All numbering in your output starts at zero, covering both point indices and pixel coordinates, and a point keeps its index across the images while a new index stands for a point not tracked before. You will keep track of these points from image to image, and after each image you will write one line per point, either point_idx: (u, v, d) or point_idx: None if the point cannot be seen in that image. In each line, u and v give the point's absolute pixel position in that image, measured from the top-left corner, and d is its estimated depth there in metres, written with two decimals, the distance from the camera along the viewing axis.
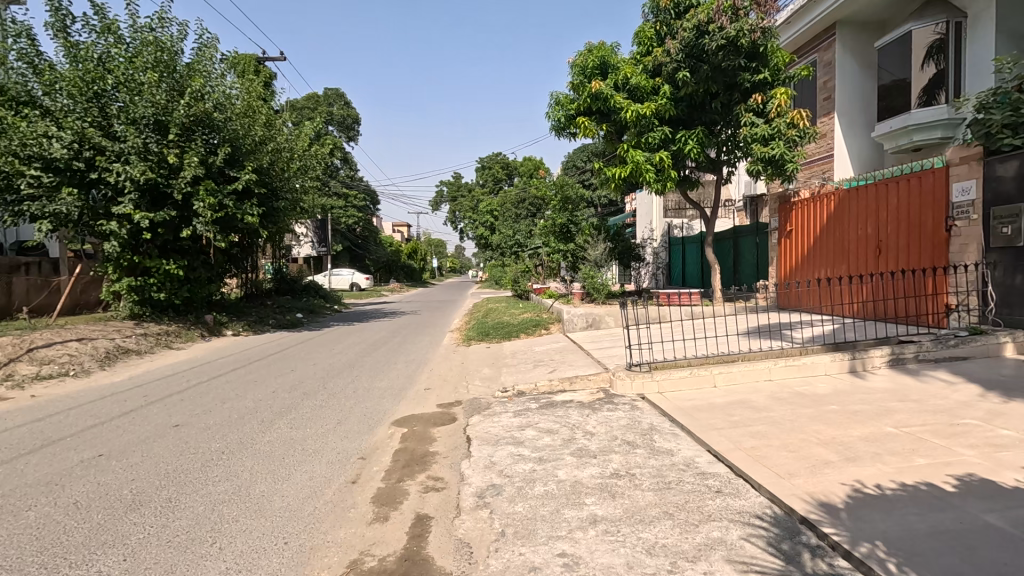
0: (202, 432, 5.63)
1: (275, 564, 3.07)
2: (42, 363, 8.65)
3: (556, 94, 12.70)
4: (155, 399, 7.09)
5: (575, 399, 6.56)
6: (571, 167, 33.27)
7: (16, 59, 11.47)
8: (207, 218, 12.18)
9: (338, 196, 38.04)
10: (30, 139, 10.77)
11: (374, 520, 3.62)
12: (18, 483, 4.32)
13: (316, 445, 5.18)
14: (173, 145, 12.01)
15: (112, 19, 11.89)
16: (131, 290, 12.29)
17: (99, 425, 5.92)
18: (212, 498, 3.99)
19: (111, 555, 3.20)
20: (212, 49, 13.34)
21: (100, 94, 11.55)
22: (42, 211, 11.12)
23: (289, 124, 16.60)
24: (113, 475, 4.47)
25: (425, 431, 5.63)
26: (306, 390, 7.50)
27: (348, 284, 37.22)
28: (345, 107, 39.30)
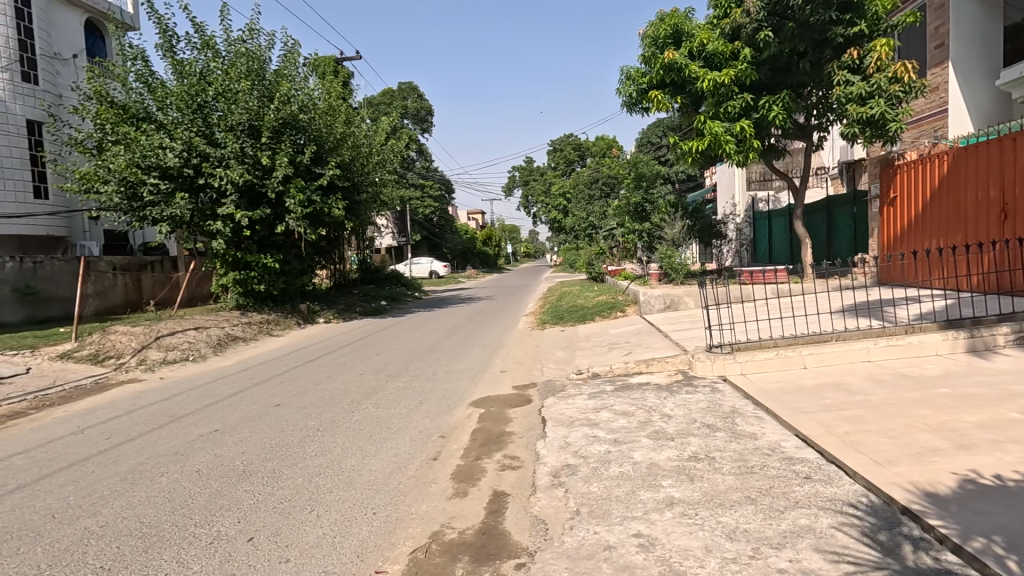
0: (300, 411, 6.15)
1: (365, 531, 3.32)
2: (167, 349, 9.79)
3: (626, 68, 12.25)
4: (259, 381, 7.80)
5: (652, 381, 6.43)
6: (646, 143, 32.01)
7: (134, 80, 12.89)
8: (298, 214, 13.09)
9: (415, 187, 39.33)
10: (149, 151, 12.07)
11: (454, 495, 3.79)
12: (153, 453, 4.97)
13: (400, 424, 5.48)
14: (266, 147, 12.97)
15: (210, 35, 12.99)
16: (236, 283, 13.52)
17: (215, 404, 6.64)
18: (310, 470, 4.36)
19: (228, 517, 3.61)
20: (296, 55, 14.20)
21: (202, 105, 12.68)
22: (161, 215, 12.50)
23: (367, 120, 17.38)
24: (227, 447, 5.01)
25: (502, 412, 5.78)
26: (389, 373, 7.93)
27: (428, 272, 38.55)
28: (418, 99, 40.31)
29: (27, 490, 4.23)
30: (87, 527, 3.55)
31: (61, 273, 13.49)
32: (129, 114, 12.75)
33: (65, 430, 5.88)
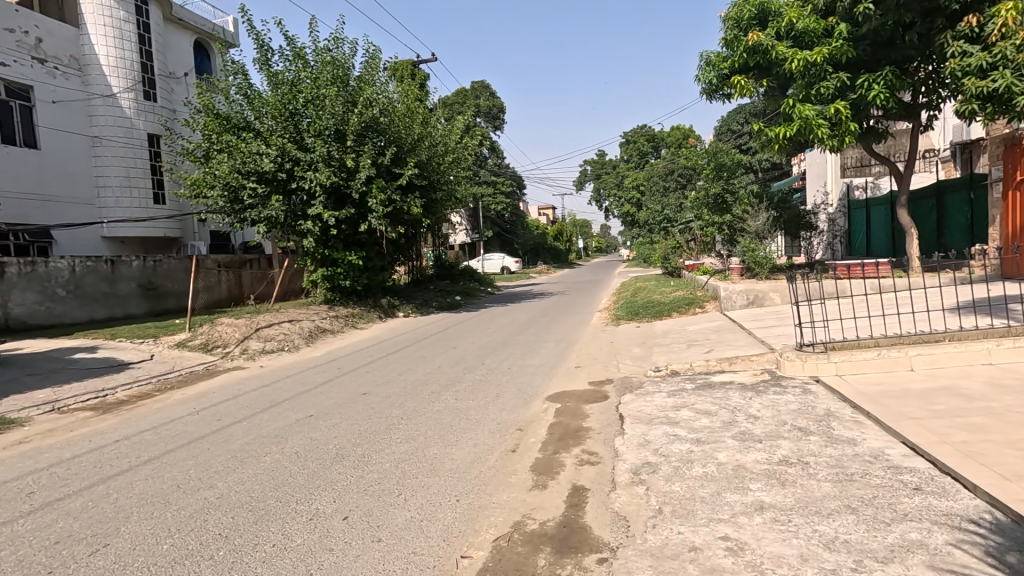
0: (384, 400, 6.47)
1: (450, 517, 3.46)
2: (266, 340, 10.65)
3: (706, 53, 11.73)
4: (346, 371, 8.30)
5: (736, 380, 6.16)
6: (725, 131, 30.43)
7: (236, 92, 14.05)
8: (380, 212, 13.72)
9: (487, 184, 39.93)
10: (248, 157, 13.14)
11: (534, 487, 3.85)
12: (258, 434, 5.44)
13: (478, 416, 5.62)
14: (350, 150, 13.70)
15: (300, 46, 13.87)
16: (324, 279, 14.45)
17: (308, 391, 7.15)
18: (395, 456, 4.59)
19: (324, 496, 3.89)
20: (377, 60, 14.86)
21: (293, 112, 13.61)
22: (259, 216, 13.57)
23: (443, 119, 17.89)
24: (321, 432, 5.39)
25: (578, 407, 5.77)
26: (466, 365, 8.15)
27: (499, 267, 39.04)
28: (491, 97, 40.90)
29: (156, 462, 4.78)
30: (206, 498, 3.96)
31: (175, 270, 15.07)
32: (232, 124, 13.93)
33: (184, 410, 6.57)
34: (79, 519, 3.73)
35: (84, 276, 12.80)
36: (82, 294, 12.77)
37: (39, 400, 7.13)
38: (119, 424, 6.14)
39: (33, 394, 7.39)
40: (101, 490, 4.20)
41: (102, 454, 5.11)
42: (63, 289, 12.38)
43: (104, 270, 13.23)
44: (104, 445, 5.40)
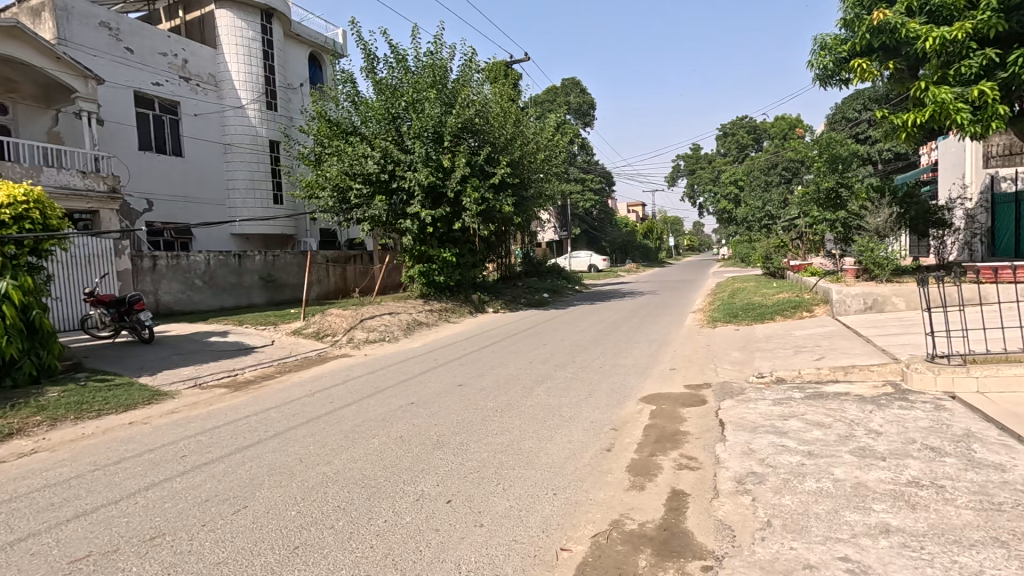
0: (479, 392, 6.70)
1: (548, 510, 3.52)
2: (369, 330, 11.41)
3: (821, 37, 10.85)
4: (442, 363, 8.67)
5: (853, 391, 5.68)
6: (839, 119, 27.78)
7: (345, 100, 15.11)
8: (474, 211, 14.10)
9: (576, 181, 39.76)
10: (356, 160, 14.10)
11: (632, 488, 3.82)
12: (365, 418, 5.85)
13: (571, 413, 5.65)
14: (447, 151, 14.23)
15: (403, 53, 14.64)
16: (420, 274, 15.18)
17: (409, 380, 7.58)
18: (493, 447, 4.75)
19: (428, 479, 4.12)
20: (474, 63, 15.31)
21: (395, 116, 14.39)
22: (364, 215, 14.53)
23: (534, 118, 18.09)
24: (422, 419, 5.70)
25: (674, 411, 5.61)
26: (557, 363, 8.20)
27: (587, 265, 38.68)
28: (581, 94, 40.65)
29: (281, 437, 5.33)
30: (324, 473, 4.35)
31: (290, 265, 16.59)
32: (341, 129, 15.00)
33: (301, 392, 7.25)
34: (222, 481, 4.27)
35: (217, 269, 14.45)
36: (215, 284, 14.41)
37: (185, 376, 8.18)
38: (249, 401, 6.90)
39: (180, 371, 8.49)
40: (238, 458, 4.76)
41: (237, 426, 5.78)
42: (201, 279, 14.05)
43: (233, 263, 14.89)
44: (237, 419, 6.08)
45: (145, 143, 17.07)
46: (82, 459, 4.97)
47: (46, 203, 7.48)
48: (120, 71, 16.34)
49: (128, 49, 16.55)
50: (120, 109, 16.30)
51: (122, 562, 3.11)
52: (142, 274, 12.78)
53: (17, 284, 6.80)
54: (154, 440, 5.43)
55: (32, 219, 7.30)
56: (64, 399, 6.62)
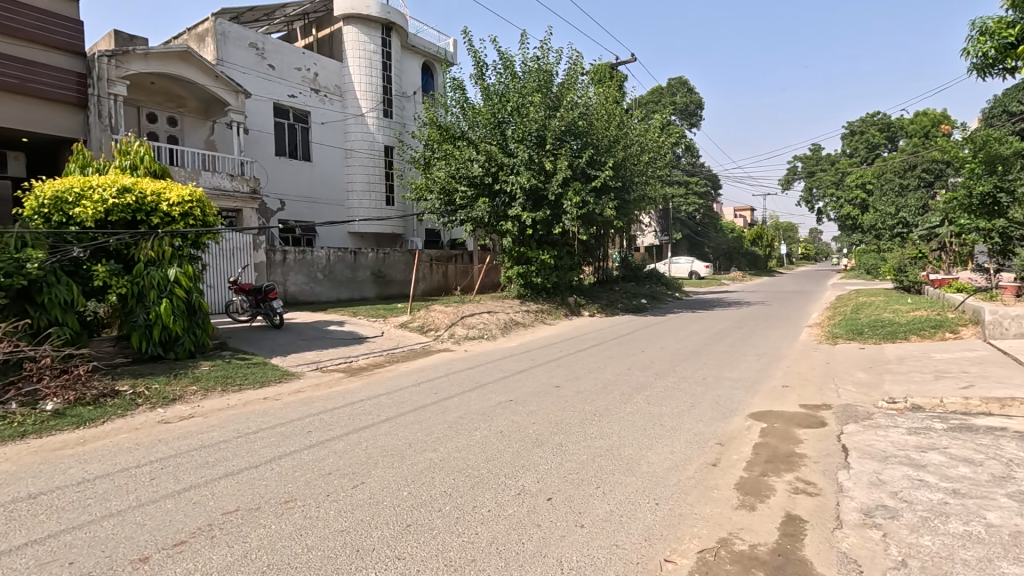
0: (577, 394, 6.72)
1: (650, 519, 3.46)
2: (470, 327, 11.85)
3: (980, 20, 9.53)
4: (539, 363, 8.80)
5: (1009, 427, 4.94)
6: (998, 113, 24.13)
7: (454, 105, 15.81)
8: (574, 215, 14.07)
9: (679, 184, 38.31)
10: (462, 164, 14.68)
11: (741, 507, 3.63)
12: (468, 410, 6.12)
13: (673, 423, 5.48)
14: (549, 153, 14.36)
15: (510, 58, 15.03)
16: (519, 275, 15.51)
17: (507, 378, 7.79)
18: (591, 450, 4.74)
19: (528, 475, 4.22)
20: (579, 66, 15.33)
21: (501, 121, 14.80)
22: (467, 216, 15.11)
23: (638, 119, 17.74)
24: (521, 416, 5.84)
25: (788, 430, 5.23)
26: (657, 371, 7.97)
27: (688, 271, 37.22)
28: (688, 93, 39.13)
29: (392, 422, 5.74)
30: (431, 459, 4.61)
31: (398, 262, 17.72)
32: (450, 134, 15.67)
33: (408, 382, 7.72)
34: (342, 457, 4.69)
35: (336, 264, 15.80)
36: (334, 278, 15.76)
37: (309, 360, 9.05)
38: (363, 387, 7.48)
39: (304, 355, 9.41)
40: (356, 438, 5.21)
41: (353, 409, 6.29)
42: (322, 273, 15.43)
43: (349, 259, 16.19)
44: (353, 402, 6.62)
45: (281, 150, 19.07)
46: (228, 426, 5.70)
47: (206, 202, 8.62)
48: (264, 86, 18.38)
49: (271, 65, 18.58)
50: (262, 119, 18.34)
51: (263, 519, 3.53)
52: (275, 266, 14.30)
53: (183, 271, 8.04)
54: (285, 415, 6.07)
55: (195, 216, 8.46)
56: (213, 372, 7.63)
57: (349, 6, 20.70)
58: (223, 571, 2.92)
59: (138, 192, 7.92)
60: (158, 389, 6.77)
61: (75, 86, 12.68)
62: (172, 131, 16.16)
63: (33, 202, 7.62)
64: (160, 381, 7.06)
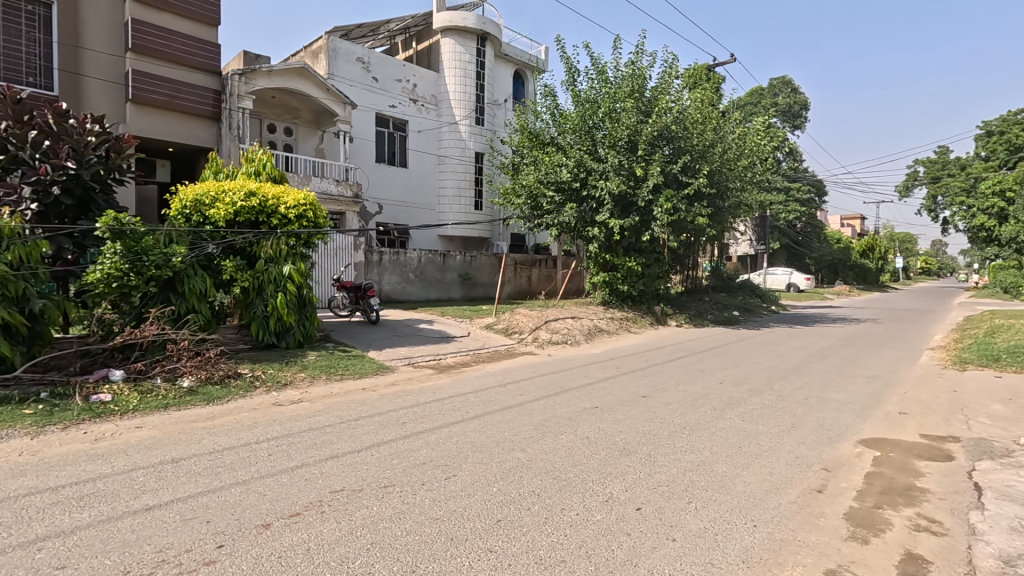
0: (665, 406, 6.53)
1: (748, 541, 3.30)
2: (554, 332, 11.90)
3: None
4: (624, 371, 8.65)
5: None
6: None
7: (545, 112, 15.97)
8: (664, 221, 13.70)
9: (779, 191, 36.06)
10: (551, 169, 14.78)
11: (851, 538, 3.37)
12: (553, 414, 6.16)
13: (772, 443, 5.17)
14: (640, 159, 14.10)
15: (603, 64, 14.95)
16: (604, 281, 15.39)
17: (592, 384, 7.73)
18: (681, 464, 4.59)
19: (616, 483, 4.17)
20: (674, 69, 14.94)
21: (592, 127, 14.74)
22: (554, 221, 15.21)
23: (735, 123, 16.96)
24: (607, 424, 5.78)
25: (906, 462, 4.76)
26: (752, 387, 7.54)
27: (785, 284, 34.98)
28: (792, 94, 36.66)
29: (480, 419, 5.91)
30: (518, 458, 4.69)
31: (484, 265, 18.21)
32: (540, 140, 15.82)
33: (494, 382, 7.92)
34: (434, 449, 4.91)
35: (426, 265, 16.52)
36: (424, 279, 16.49)
37: (402, 355, 9.55)
38: (452, 384, 7.78)
39: (398, 350, 9.94)
40: (447, 432, 5.43)
41: (442, 404, 6.55)
42: (414, 273, 16.20)
43: (439, 261, 16.86)
44: (442, 398, 6.90)
45: (380, 157, 20.27)
46: (332, 412, 6.17)
47: (317, 206, 9.37)
48: (368, 97, 19.64)
49: (375, 78, 19.84)
50: (365, 129, 19.60)
51: (367, 500, 3.79)
52: (372, 266, 15.20)
53: (296, 268, 8.84)
54: (381, 406, 6.47)
55: (308, 218, 9.24)
56: (319, 362, 8.30)
57: (447, 20, 21.69)
58: (333, 544, 3.18)
59: (261, 196, 8.79)
60: (274, 374, 7.50)
61: (212, 101, 14.31)
62: (288, 140, 17.81)
63: (177, 203, 8.66)
64: (275, 367, 7.80)
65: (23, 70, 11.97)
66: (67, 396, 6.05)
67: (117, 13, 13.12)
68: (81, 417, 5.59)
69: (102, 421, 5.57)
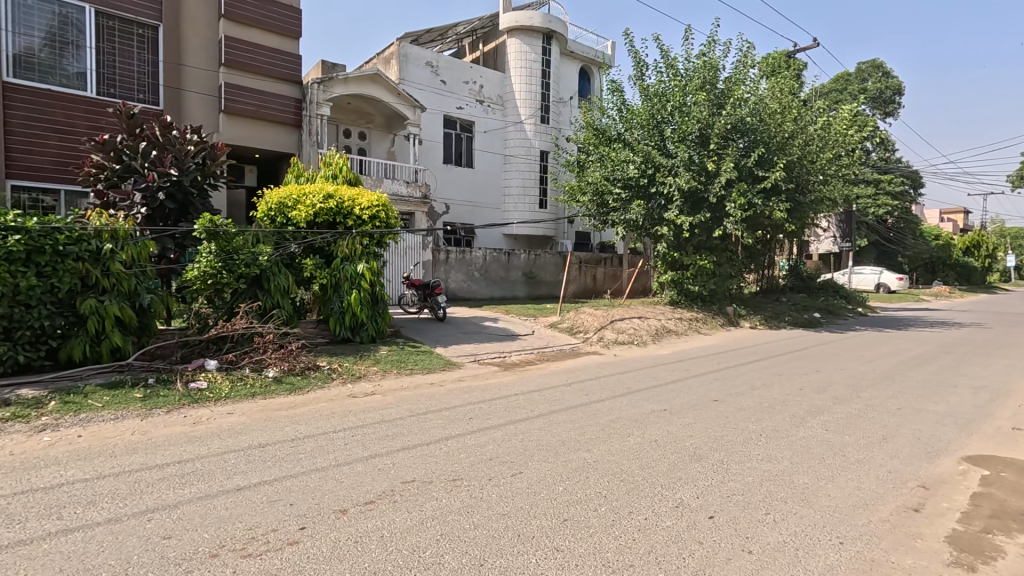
0: (739, 411, 6.24)
1: (834, 559, 3.09)
2: (620, 332, 11.69)
3: None
4: (694, 374, 8.35)
5: None
6: None
7: (611, 108, 15.70)
8: (737, 218, 13.07)
9: (868, 184, 33.47)
10: (617, 166, 14.50)
11: (955, 565, 3.07)
12: (620, 415, 6.04)
13: (861, 456, 4.80)
14: (712, 153, 13.53)
15: (673, 56, 14.50)
16: (673, 280, 14.92)
17: (661, 386, 7.51)
18: (758, 473, 4.37)
19: (687, 490, 4.04)
20: (750, 58, 14.22)
21: (660, 121, 14.32)
22: (620, 219, 14.92)
23: (818, 113, 15.90)
24: (677, 427, 5.60)
25: (1021, 483, 4.27)
26: (837, 395, 7.03)
27: (874, 284, 32.42)
28: (884, 78, 33.87)
29: (545, 418, 5.91)
30: (584, 459, 4.66)
31: (548, 264, 18.21)
32: (606, 137, 15.53)
33: (559, 381, 7.89)
34: (500, 446, 4.97)
35: (492, 264, 16.73)
36: (489, 277, 16.71)
37: (468, 352, 9.73)
38: (517, 382, 7.83)
39: (464, 347, 10.13)
40: (513, 429, 5.47)
41: (508, 402, 6.61)
42: (479, 272, 16.44)
43: (504, 259, 17.02)
44: (508, 395, 6.96)
45: (448, 157, 20.74)
46: (403, 405, 6.40)
47: (389, 207, 9.73)
48: (436, 100, 20.15)
49: (443, 81, 20.32)
50: (433, 131, 20.12)
51: (436, 492, 3.90)
52: (439, 265, 15.58)
53: (369, 267, 9.25)
54: (449, 401, 6.63)
55: (380, 219, 9.61)
56: (390, 356, 8.63)
57: (514, 20, 21.84)
58: (405, 533, 3.30)
59: (338, 198, 9.26)
60: (349, 368, 7.87)
61: (293, 110, 15.24)
62: (362, 144, 18.63)
63: (264, 206, 9.31)
64: (349, 360, 8.19)
65: (134, 88, 13.22)
66: (169, 382, 6.66)
67: (212, 31, 14.18)
68: (182, 402, 6.14)
69: (199, 406, 6.09)
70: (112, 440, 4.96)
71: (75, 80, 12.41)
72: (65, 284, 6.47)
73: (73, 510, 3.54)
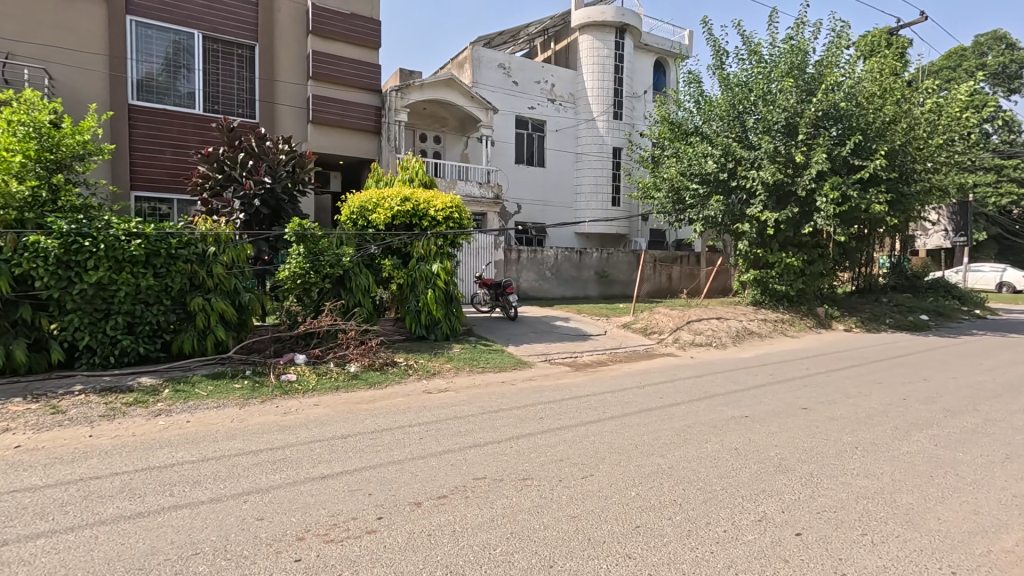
0: (831, 421, 5.77)
1: None
2: (697, 333, 11.21)
3: None
4: (779, 379, 7.82)
5: None
6: None
7: (689, 100, 15.08)
8: (830, 213, 12.10)
9: (987, 170, 29.87)
10: (694, 161, 13.92)
11: None
12: (697, 420, 5.79)
13: (978, 476, 4.28)
14: (801, 143, 12.61)
15: (756, 43, 13.69)
16: (756, 279, 14.09)
17: (742, 391, 7.11)
18: (853, 490, 4.01)
19: (772, 503, 3.79)
20: (844, 38, 13.12)
21: (742, 112, 13.58)
22: (698, 216, 14.32)
23: (926, 93, 14.36)
24: (761, 436, 5.27)
25: None
26: (949, 407, 6.31)
27: (996, 282, 28.87)
28: (1008, 51, 30.08)
29: (617, 421, 5.78)
30: (659, 464, 4.50)
31: (622, 262, 17.85)
32: (682, 131, 14.96)
33: (632, 383, 7.69)
34: (571, 447, 4.92)
35: (563, 263, 16.64)
36: (561, 276, 16.64)
37: (539, 351, 9.73)
38: (589, 382, 7.73)
39: (535, 346, 10.15)
40: (584, 431, 5.40)
41: (579, 402, 6.54)
42: (550, 271, 16.41)
43: (575, 258, 16.88)
44: (579, 396, 6.88)
45: (520, 158, 20.89)
46: (475, 403, 6.52)
47: (462, 208, 9.92)
48: (508, 101, 20.34)
49: (515, 82, 20.49)
50: (506, 132, 20.33)
51: (507, 491, 3.93)
52: (511, 264, 15.72)
53: (443, 266, 9.51)
54: (519, 400, 6.66)
55: (454, 220, 9.79)
56: (463, 354, 8.82)
57: (586, 16, 21.58)
58: (476, 529, 3.35)
59: (414, 200, 9.61)
60: (424, 364, 8.14)
61: (373, 117, 15.94)
62: (437, 148, 19.21)
63: (346, 210, 9.82)
64: (425, 357, 8.49)
65: (235, 104, 14.45)
66: (263, 374, 7.20)
67: (302, 47, 15.17)
68: (275, 393, 6.63)
69: (289, 398, 6.54)
70: (214, 427, 5.44)
71: (186, 100, 13.78)
72: (177, 283, 7.18)
73: (182, 489, 3.92)
